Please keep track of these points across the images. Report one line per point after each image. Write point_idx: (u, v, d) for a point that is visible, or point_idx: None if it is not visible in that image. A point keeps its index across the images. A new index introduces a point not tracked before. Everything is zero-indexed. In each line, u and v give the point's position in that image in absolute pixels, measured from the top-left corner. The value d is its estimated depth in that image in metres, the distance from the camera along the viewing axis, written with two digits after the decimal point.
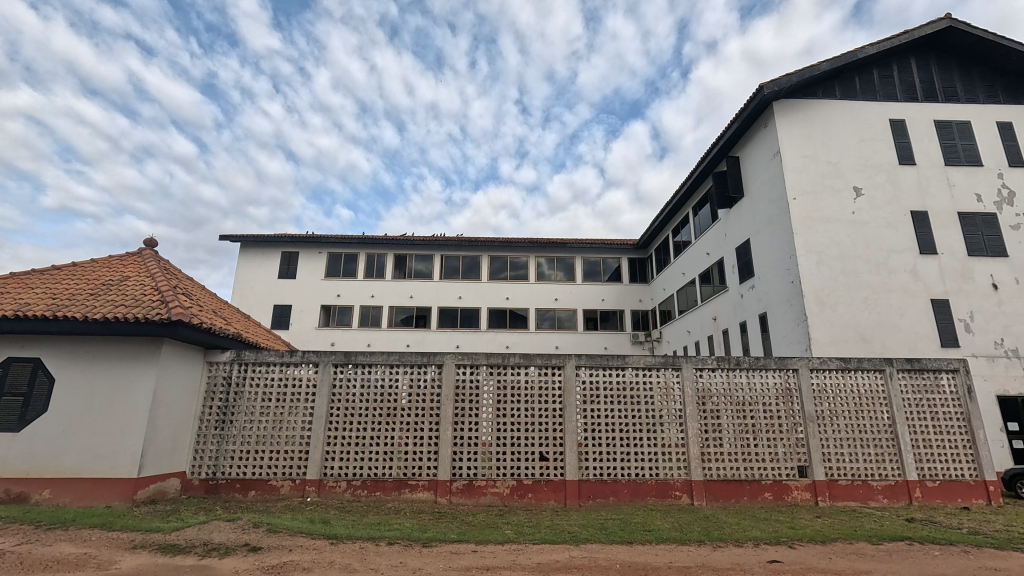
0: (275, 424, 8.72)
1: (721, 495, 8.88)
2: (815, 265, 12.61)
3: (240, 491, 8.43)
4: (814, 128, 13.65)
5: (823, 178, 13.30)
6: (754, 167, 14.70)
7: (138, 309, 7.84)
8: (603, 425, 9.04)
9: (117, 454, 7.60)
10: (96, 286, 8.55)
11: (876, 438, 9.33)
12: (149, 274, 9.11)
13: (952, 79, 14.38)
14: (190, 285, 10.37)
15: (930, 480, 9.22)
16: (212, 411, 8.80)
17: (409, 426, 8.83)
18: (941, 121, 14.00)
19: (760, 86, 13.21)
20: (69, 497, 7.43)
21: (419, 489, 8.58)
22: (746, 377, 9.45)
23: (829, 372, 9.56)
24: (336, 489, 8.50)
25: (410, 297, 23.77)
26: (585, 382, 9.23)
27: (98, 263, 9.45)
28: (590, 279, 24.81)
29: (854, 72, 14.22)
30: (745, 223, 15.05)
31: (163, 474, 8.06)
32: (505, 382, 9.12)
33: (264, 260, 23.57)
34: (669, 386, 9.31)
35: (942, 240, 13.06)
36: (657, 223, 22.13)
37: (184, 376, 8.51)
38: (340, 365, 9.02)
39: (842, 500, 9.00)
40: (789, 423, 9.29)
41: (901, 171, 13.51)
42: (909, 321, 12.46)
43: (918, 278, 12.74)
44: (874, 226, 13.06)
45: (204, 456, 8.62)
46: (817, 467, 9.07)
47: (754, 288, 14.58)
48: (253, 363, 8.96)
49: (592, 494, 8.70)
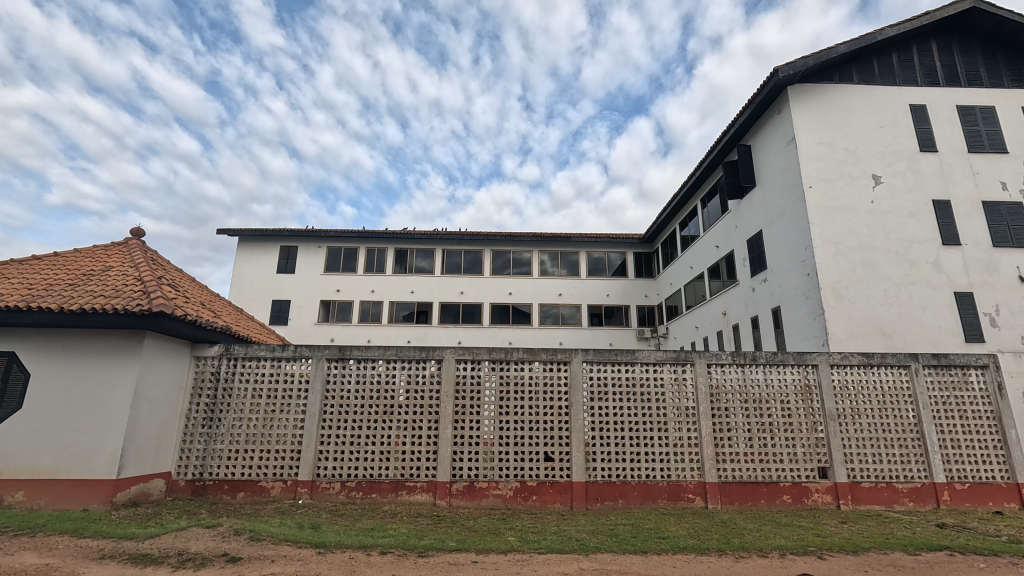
0: (266, 422, 8.28)
1: (737, 498, 8.38)
2: (832, 256, 12.08)
3: (229, 493, 7.99)
4: (831, 113, 13.07)
5: (841, 166, 12.73)
6: (767, 155, 14.13)
7: (118, 300, 7.36)
8: (612, 423, 8.55)
9: (96, 452, 7.16)
10: (76, 277, 8.08)
11: (900, 438, 8.82)
12: (133, 265, 8.64)
13: (975, 62, 13.77)
14: (179, 276, 9.90)
15: (959, 482, 8.69)
16: (199, 408, 8.35)
17: (407, 425, 8.36)
18: (964, 106, 13.39)
19: (775, 69, 12.61)
20: (44, 499, 7.00)
21: (418, 491, 8.12)
22: (763, 373, 8.94)
23: (850, 368, 9.03)
24: (330, 491, 8.06)
25: (411, 293, 23.32)
26: (593, 377, 8.73)
27: (82, 252, 9.01)
28: (595, 274, 24.27)
29: (872, 55, 13.62)
30: (757, 215, 14.50)
31: (146, 474, 7.63)
32: (507, 378, 8.64)
33: (262, 255, 23.15)
34: (681, 382, 8.80)
35: (966, 230, 12.48)
36: (664, 216, 21.55)
37: (169, 371, 8.05)
38: (334, 360, 8.56)
39: (866, 503, 8.49)
40: (809, 422, 8.77)
41: (923, 158, 12.92)
42: (932, 315, 11.90)
43: (941, 270, 12.17)
44: (894, 216, 12.49)
45: (191, 456, 8.18)
46: (839, 469, 8.56)
47: (767, 281, 14.01)
48: (243, 358, 8.51)
49: (601, 496, 8.21)
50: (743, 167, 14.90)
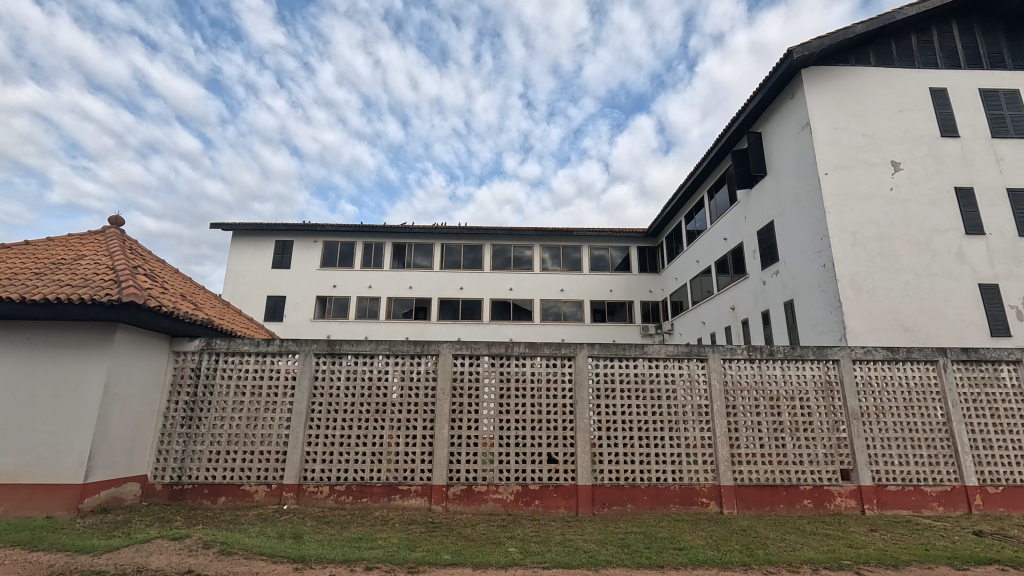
0: (250, 422, 7.72)
1: (755, 502, 7.81)
2: (849, 247, 11.48)
3: (208, 498, 7.44)
4: (847, 97, 12.45)
5: (859, 152, 12.13)
6: (779, 142, 13.53)
7: (86, 290, 6.79)
8: (619, 422, 7.98)
9: (61, 455, 6.60)
10: (45, 265, 7.52)
11: (928, 438, 8.23)
12: (108, 254, 8.07)
13: (998, 45, 13.14)
14: (159, 267, 9.33)
15: (991, 485, 8.12)
16: (178, 407, 7.78)
17: (401, 424, 7.81)
18: (987, 89, 12.76)
19: (788, 50, 12.00)
20: (4, 506, 6.46)
21: (412, 496, 7.55)
22: (781, 370, 8.35)
23: (873, 363, 8.44)
24: (318, 495, 7.50)
25: (410, 288, 22.77)
26: (598, 374, 8.16)
27: (55, 241, 8.44)
28: (598, 269, 23.69)
29: (890, 37, 12.99)
30: (768, 204, 13.89)
31: (119, 478, 7.08)
32: (508, 374, 8.08)
33: (256, 250, 22.61)
34: (694, 379, 8.22)
35: (990, 219, 11.86)
36: (669, 209, 20.96)
37: (145, 368, 7.48)
38: (322, 355, 8.00)
39: (893, 508, 7.91)
40: (830, 421, 8.19)
41: (944, 143, 12.30)
42: (956, 308, 11.29)
43: (964, 261, 11.56)
44: (915, 204, 11.87)
45: (169, 458, 7.62)
46: (864, 471, 7.98)
47: (779, 273, 13.41)
48: (225, 353, 7.94)
49: (607, 501, 7.65)
50: (753, 155, 14.30)
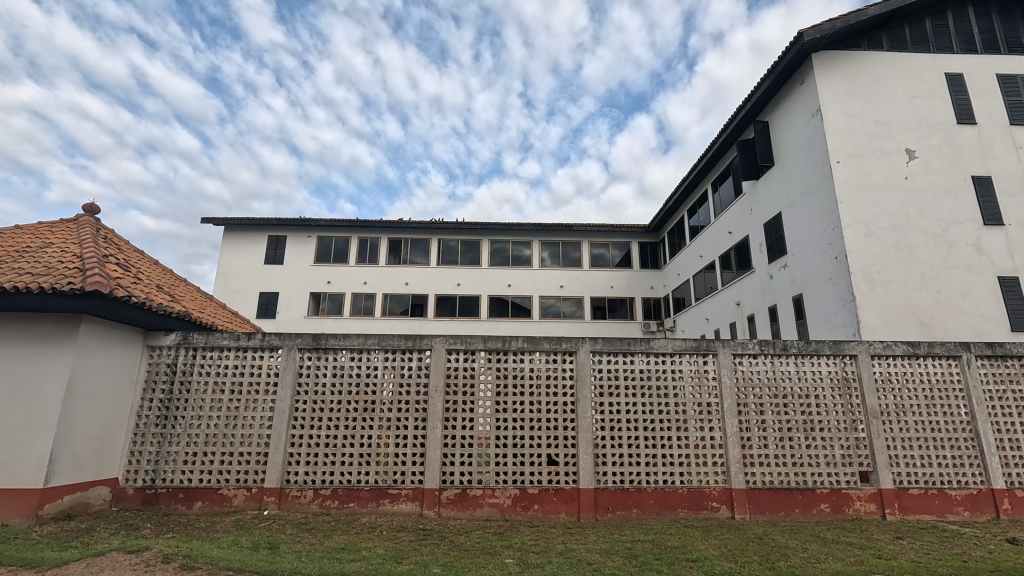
0: (229, 421, 7.21)
1: (768, 507, 7.31)
2: (863, 238, 10.97)
3: (183, 503, 6.93)
4: (859, 82, 11.95)
5: (872, 140, 11.63)
6: (788, 130, 13.02)
7: (47, 278, 6.28)
8: (624, 421, 7.48)
9: (20, 458, 6.10)
10: (8, 253, 7.01)
11: (951, 438, 7.73)
12: (77, 242, 7.54)
13: (1016, 29, 12.66)
14: (136, 257, 8.81)
15: (1020, 489, 7.61)
16: (152, 406, 7.26)
17: (390, 423, 7.29)
18: (1004, 75, 12.26)
19: (799, 33, 11.47)
20: None
21: (402, 500, 7.04)
22: (794, 366, 7.84)
23: (893, 359, 7.93)
24: (301, 500, 7.00)
25: (405, 285, 22.26)
26: (602, 370, 7.65)
27: (24, 229, 7.92)
28: (598, 264, 23.19)
29: (904, 20, 12.48)
30: (775, 195, 13.37)
31: (86, 482, 6.56)
32: (505, 371, 7.57)
33: (248, 245, 22.08)
34: (702, 376, 7.71)
35: (1009, 209, 11.36)
36: (671, 203, 20.44)
37: (117, 363, 6.97)
38: (308, 350, 7.49)
39: (915, 513, 7.41)
40: (847, 420, 7.69)
41: (960, 130, 11.79)
42: (974, 302, 10.79)
43: (983, 253, 11.06)
44: (930, 193, 11.37)
45: (142, 460, 7.11)
46: (884, 474, 7.49)
47: (787, 267, 12.91)
48: (202, 348, 7.41)
49: (611, 506, 7.15)
50: (760, 144, 13.78)
